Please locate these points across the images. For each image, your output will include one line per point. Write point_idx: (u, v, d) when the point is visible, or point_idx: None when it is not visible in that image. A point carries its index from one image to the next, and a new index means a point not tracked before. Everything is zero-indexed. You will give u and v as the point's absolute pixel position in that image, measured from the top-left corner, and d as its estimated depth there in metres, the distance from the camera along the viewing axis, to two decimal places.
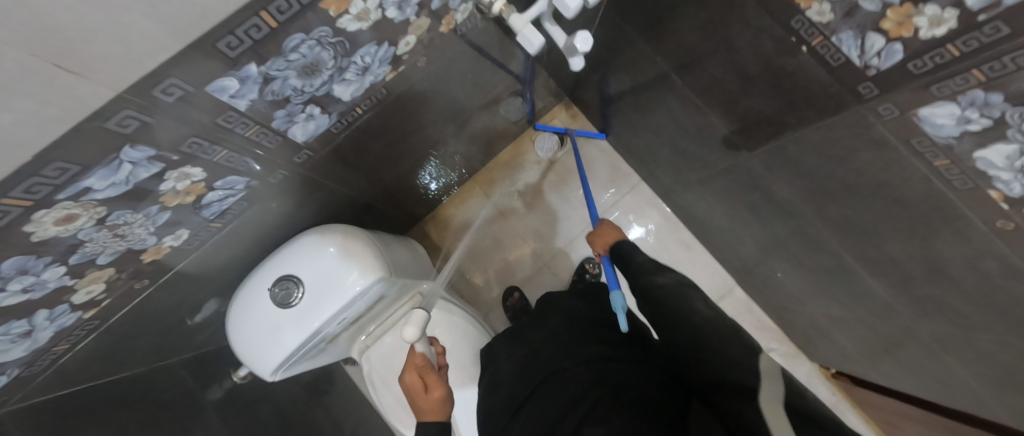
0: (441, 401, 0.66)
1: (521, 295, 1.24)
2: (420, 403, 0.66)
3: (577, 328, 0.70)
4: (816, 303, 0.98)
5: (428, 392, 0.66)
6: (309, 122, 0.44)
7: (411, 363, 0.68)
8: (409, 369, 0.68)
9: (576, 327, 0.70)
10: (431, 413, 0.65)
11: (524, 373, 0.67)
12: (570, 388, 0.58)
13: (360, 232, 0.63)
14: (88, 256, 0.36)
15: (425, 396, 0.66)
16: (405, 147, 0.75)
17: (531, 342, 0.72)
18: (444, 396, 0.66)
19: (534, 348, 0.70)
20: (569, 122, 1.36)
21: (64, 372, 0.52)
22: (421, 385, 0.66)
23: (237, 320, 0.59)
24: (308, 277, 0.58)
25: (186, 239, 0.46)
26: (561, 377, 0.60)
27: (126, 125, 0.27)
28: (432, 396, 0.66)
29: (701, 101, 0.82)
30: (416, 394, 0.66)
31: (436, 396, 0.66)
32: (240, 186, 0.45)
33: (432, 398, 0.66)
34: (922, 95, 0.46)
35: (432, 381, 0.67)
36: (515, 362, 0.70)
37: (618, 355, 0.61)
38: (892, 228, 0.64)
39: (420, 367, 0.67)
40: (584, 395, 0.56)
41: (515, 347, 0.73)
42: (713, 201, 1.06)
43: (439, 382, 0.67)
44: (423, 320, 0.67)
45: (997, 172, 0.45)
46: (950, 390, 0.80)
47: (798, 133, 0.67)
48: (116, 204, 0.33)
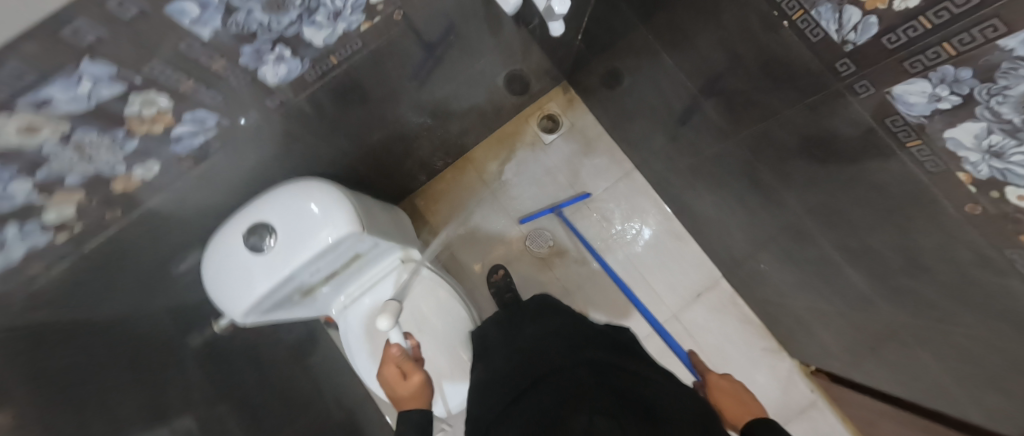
0: (419, 385, 0.68)
1: (505, 272, 1.25)
2: (399, 391, 0.68)
3: (574, 335, 0.75)
4: (799, 295, 0.97)
5: (406, 379, 0.69)
6: (280, 64, 0.45)
7: (388, 356, 0.73)
8: (388, 362, 0.72)
9: (572, 334, 0.76)
10: (411, 400, 0.67)
11: (521, 370, 0.70)
12: (567, 379, 0.61)
13: (337, 188, 0.65)
14: (56, 174, 0.37)
15: (404, 383, 0.68)
16: (390, 110, 0.75)
17: (527, 343, 0.76)
18: (422, 381, 0.69)
19: (529, 349, 0.74)
20: (567, 105, 1.36)
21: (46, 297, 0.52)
22: (398, 373, 0.70)
23: (212, 263, 0.60)
24: (282, 226, 0.59)
25: (157, 172, 0.47)
26: (561, 375, 0.63)
27: (82, 37, 0.28)
28: (409, 381, 0.68)
29: (691, 83, 0.82)
30: (395, 382, 0.69)
31: (414, 380, 0.68)
32: (209, 122, 0.45)
33: (410, 384, 0.68)
34: (895, 72, 0.46)
35: (408, 368, 0.70)
36: (512, 359, 0.74)
37: (617, 365, 0.66)
38: (869, 214, 0.63)
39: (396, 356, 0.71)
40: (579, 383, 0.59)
41: (511, 346, 0.78)
42: (702, 189, 1.06)
43: (416, 368, 0.71)
44: (396, 310, 0.71)
45: (965, 153, 0.44)
46: (927, 389, 0.79)
47: (781, 115, 0.66)
48: (79, 121, 0.34)
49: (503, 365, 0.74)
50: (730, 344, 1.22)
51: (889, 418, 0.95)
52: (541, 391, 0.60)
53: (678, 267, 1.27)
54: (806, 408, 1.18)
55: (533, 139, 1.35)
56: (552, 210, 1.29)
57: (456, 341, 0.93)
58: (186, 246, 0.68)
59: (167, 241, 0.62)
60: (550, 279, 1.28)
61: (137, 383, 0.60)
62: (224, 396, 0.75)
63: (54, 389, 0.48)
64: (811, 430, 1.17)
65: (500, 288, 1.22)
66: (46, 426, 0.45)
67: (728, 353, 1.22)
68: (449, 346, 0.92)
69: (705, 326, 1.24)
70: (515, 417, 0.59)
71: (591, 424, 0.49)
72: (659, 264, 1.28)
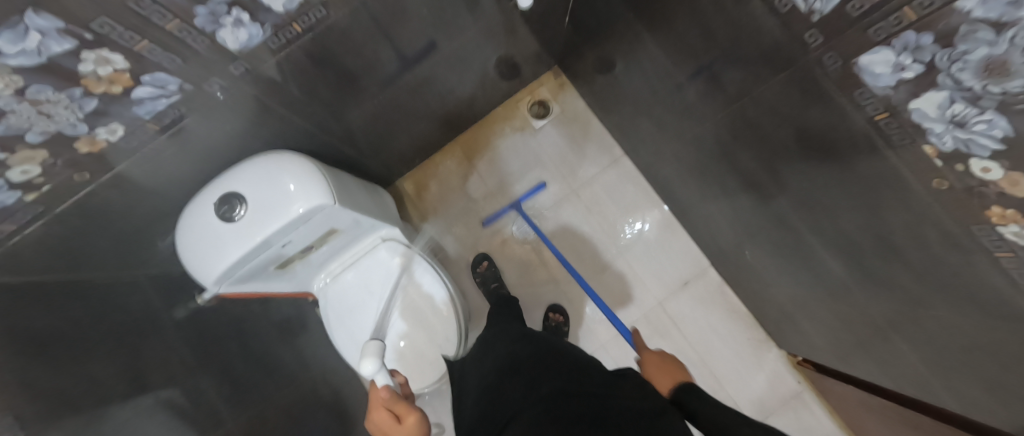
0: (416, 426, 0.65)
1: (490, 263, 1.25)
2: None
3: (536, 350, 0.69)
4: (782, 283, 0.96)
5: (401, 421, 0.66)
6: (239, 28, 0.45)
7: (376, 399, 0.68)
8: (377, 406, 0.68)
9: (535, 349, 0.69)
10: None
11: (486, 401, 0.62)
12: (540, 391, 0.56)
13: (310, 162, 0.66)
14: (16, 130, 0.38)
15: (400, 426, 0.65)
16: (365, 87, 0.76)
17: (491, 366, 0.69)
18: (418, 420, 0.66)
19: (492, 373, 0.67)
20: (557, 90, 1.35)
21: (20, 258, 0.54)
22: (392, 417, 0.66)
23: (183, 231, 0.61)
24: (252, 196, 0.61)
25: (122, 134, 0.48)
26: (522, 404, 0.56)
27: None
28: (406, 424, 0.65)
29: (671, 63, 0.80)
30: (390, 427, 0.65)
31: (411, 421, 0.65)
32: (171, 86, 0.46)
33: (407, 426, 0.65)
34: (860, 42, 0.44)
35: (402, 409, 0.67)
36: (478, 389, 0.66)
37: (582, 378, 0.60)
38: (841, 196, 0.62)
39: (386, 399, 0.67)
40: (552, 397, 0.54)
41: (478, 374, 0.70)
42: (687, 175, 1.05)
43: (409, 407, 0.67)
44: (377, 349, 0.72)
45: (930, 124, 0.42)
46: (905, 379, 0.78)
47: (755, 94, 0.65)
48: (33, 76, 0.35)
49: (471, 399, 0.66)
50: (716, 333, 1.22)
51: (871, 408, 0.93)
52: (514, 407, 0.56)
53: (665, 255, 1.26)
54: (791, 400, 1.17)
55: (522, 124, 1.34)
56: (510, 208, 1.29)
57: None
58: (159, 218, 0.69)
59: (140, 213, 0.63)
60: (536, 264, 1.28)
61: (117, 346, 0.62)
62: (205, 366, 0.77)
63: (29, 345, 0.50)
64: (796, 422, 1.15)
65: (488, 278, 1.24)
66: (16, 378, 0.47)
67: (712, 343, 1.21)
68: None
69: (691, 315, 1.23)
70: None
71: None
72: (646, 252, 1.27)
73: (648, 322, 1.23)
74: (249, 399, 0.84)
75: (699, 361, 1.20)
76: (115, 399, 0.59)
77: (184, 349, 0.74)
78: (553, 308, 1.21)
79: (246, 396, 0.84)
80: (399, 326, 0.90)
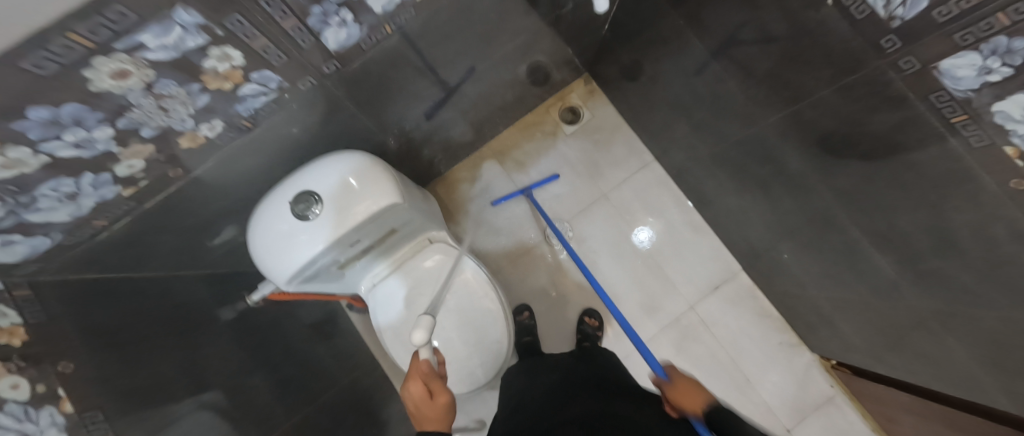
0: (446, 408, 0.60)
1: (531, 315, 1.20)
2: (421, 409, 0.60)
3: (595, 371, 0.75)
4: (820, 284, 0.96)
5: (432, 398, 0.61)
6: (342, 28, 0.47)
7: (415, 370, 0.63)
8: (414, 375, 0.63)
9: (593, 370, 0.76)
10: (432, 422, 0.59)
11: (532, 385, 0.74)
12: (568, 410, 0.60)
13: (377, 161, 0.67)
14: (134, 124, 0.40)
15: (430, 402, 0.61)
16: (422, 86, 0.77)
17: (550, 367, 0.79)
18: (448, 403, 0.61)
19: (546, 371, 0.78)
20: (587, 96, 1.37)
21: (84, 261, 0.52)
22: (426, 392, 0.61)
23: (258, 229, 0.62)
24: (326, 193, 0.61)
25: (220, 131, 0.49)
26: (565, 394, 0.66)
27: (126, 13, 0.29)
28: (435, 403, 0.60)
29: (721, 67, 0.82)
30: (421, 401, 0.60)
31: (442, 402, 0.61)
32: (272, 84, 0.48)
33: (436, 404, 0.60)
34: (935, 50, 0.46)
35: (437, 387, 0.62)
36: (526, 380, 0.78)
37: (621, 396, 0.64)
38: (902, 197, 0.62)
39: (426, 374, 0.62)
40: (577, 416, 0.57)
41: (535, 368, 0.81)
42: (724, 177, 1.07)
43: (445, 388, 0.62)
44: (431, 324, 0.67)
45: (1014, 126, 0.42)
46: (952, 382, 0.78)
47: (815, 97, 0.66)
48: (164, 70, 0.36)
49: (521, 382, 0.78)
50: (748, 337, 1.22)
51: (910, 412, 0.93)
52: (554, 397, 0.66)
53: (696, 258, 1.27)
54: (824, 404, 1.16)
55: (553, 129, 1.36)
56: (523, 193, 1.30)
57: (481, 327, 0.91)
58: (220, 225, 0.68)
59: (204, 212, 0.62)
60: (567, 268, 1.29)
61: (180, 346, 0.62)
62: (256, 366, 0.77)
63: (103, 342, 0.50)
64: (828, 427, 1.15)
65: (520, 330, 1.18)
66: (96, 375, 0.48)
67: (745, 346, 1.21)
68: (469, 334, 0.90)
69: (722, 318, 1.24)
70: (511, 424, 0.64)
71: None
72: (676, 253, 1.28)
73: (679, 327, 1.24)
74: (300, 400, 0.83)
75: (731, 364, 1.20)
76: (181, 395, 0.58)
77: (236, 349, 0.73)
78: (588, 312, 1.22)
79: (294, 397, 0.82)
80: (444, 327, 0.89)
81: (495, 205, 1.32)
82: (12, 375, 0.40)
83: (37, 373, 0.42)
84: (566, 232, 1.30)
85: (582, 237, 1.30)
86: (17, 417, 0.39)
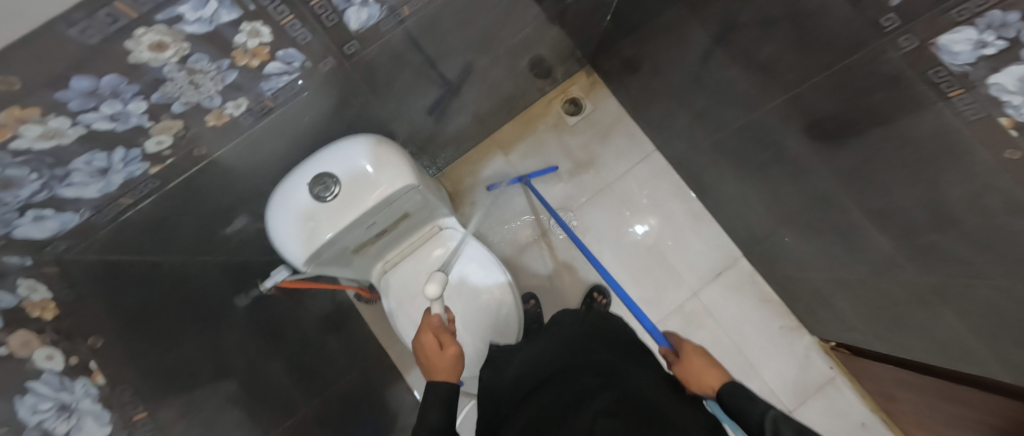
0: (456, 359, 0.60)
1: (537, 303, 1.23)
2: (432, 359, 0.61)
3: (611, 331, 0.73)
4: (819, 266, 0.99)
5: (443, 349, 0.62)
6: (364, 8, 0.48)
7: (428, 325, 0.67)
8: (426, 330, 0.65)
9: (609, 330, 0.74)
10: (443, 372, 0.58)
11: (537, 336, 0.76)
12: (588, 377, 0.54)
13: (392, 145, 0.68)
14: (167, 99, 0.41)
15: (439, 353, 0.61)
16: (433, 73, 0.78)
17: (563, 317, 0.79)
18: (458, 355, 0.61)
19: (558, 320, 0.78)
20: (589, 89, 1.39)
21: (110, 242, 0.53)
22: (436, 343, 0.63)
23: (277, 212, 0.63)
24: (344, 175, 0.62)
25: (244, 110, 0.50)
26: (568, 347, 0.66)
27: None
28: (445, 352, 0.61)
29: (724, 54, 0.84)
30: (431, 351, 0.61)
31: (451, 352, 0.61)
32: (296, 63, 0.49)
33: (445, 355, 0.61)
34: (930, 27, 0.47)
35: (447, 340, 0.63)
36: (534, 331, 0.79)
37: (625, 360, 0.62)
38: (899, 173, 0.65)
39: (436, 327, 0.66)
40: (597, 386, 0.52)
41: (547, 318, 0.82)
42: (725, 164, 1.09)
43: (454, 341, 0.63)
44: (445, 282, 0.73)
45: (1008, 97, 0.43)
46: (949, 356, 0.80)
47: (816, 80, 0.68)
48: (197, 43, 0.37)
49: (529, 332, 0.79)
50: (749, 321, 1.24)
51: (908, 387, 0.96)
52: (556, 350, 0.66)
53: (699, 246, 1.29)
54: (823, 385, 1.19)
55: (556, 120, 1.38)
56: (519, 180, 1.32)
57: (492, 315, 0.91)
58: (234, 212, 0.69)
59: (222, 197, 0.62)
60: (572, 256, 1.30)
61: (199, 330, 0.62)
62: (274, 351, 0.77)
63: (133, 324, 0.52)
64: (829, 406, 1.18)
65: (529, 318, 1.19)
66: (125, 354, 0.49)
67: (747, 330, 1.24)
68: (480, 321, 0.91)
69: (724, 303, 1.26)
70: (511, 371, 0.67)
71: (541, 397, 0.54)
72: (678, 241, 1.30)
73: (682, 314, 1.26)
74: (316, 385, 0.84)
75: (734, 349, 1.23)
76: (207, 382, 0.59)
77: (253, 333, 0.74)
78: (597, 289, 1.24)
79: (311, 383, 0.82)
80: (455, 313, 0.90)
81: (490, 189, 1.34)
82: (46, 346, 0.41)
83: (68, 345, 0.44)
84: (569, 222, 1.32)
85: (586, 227, 1.32)
86: (54, 386, 0.40)
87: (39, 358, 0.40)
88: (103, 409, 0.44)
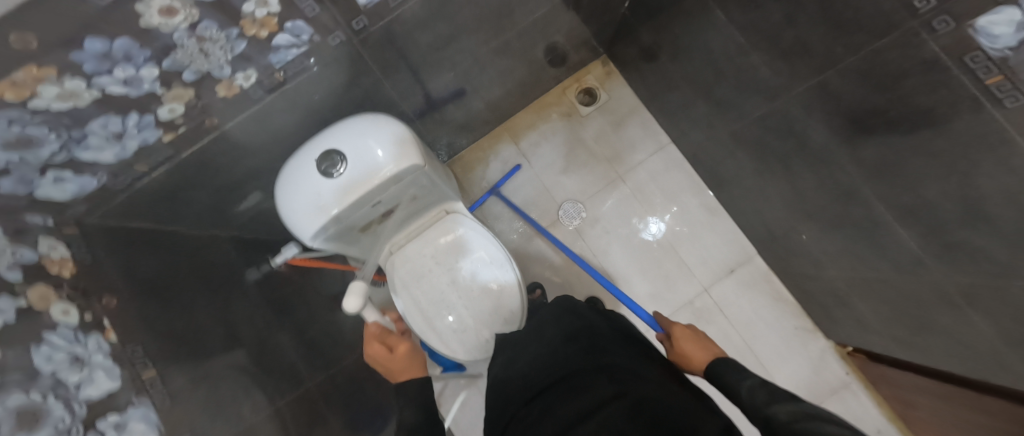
0: (408, 354, 0.68)
1: (542, 293, 1.20)
2: (390, 365, 0.67)
3: (616, 331, 0.73)
4: (839, 264, 0.95)
5: (393, 351, 0.68)
6: None
7: (368, 335, 0.71)
8: (367, 340, 0.70)
9: (615, 330, 0.73)
10: (403, 371, 0.67)
11: (542, 329, 0.76)
12: (598, 382, 0.53)
13: (399, 124, 0.67)
14: (178, 66, 0.42)
15: (392, 356, 0.67)
16: (447, 55, 0.78)
17: (570, 309, 0.79)
18: (408, 349, 0.69)
19: (564, 313, 0.78)
20: (604, 78, 1.37)
21: (134, 205, 0.55)
22: (383, 348, 0.68)
23: (286, 185, 0.64)
24: (351, 153, 0.62)
25: (254, 82, 0.52)
26: (577, 345, 0.66)
27: None
28: (398, 353, 0.68)
29: (745, 40, 0.81)
30: (382, 357, 0.67)
31: (402, 350, 0.68)
32: (303, 36, 0.50)
33: (398, 355, 0.68)
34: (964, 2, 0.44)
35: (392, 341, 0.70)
36: (540, 324, 0.78)
37: (632, 358, 0.61)
38: (926, 165, 0.61)
39: (376, 334, 0.71)
40: (607, 392, 0.50)
41: (554, 309, 0.82)
42: (742, 156, 1.06)
43: (400, 339, 0.70)
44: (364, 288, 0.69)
45: None
46: (973, 362, 0.76)
47: (843, 65, 0.65)
48: (206, 10, 0.38)
49: (536, 323, 0.80)
50: (762, 320, 1.21)
51: (928, 395, 0.91)
52: (563, 348, 0.66)
53: (712, 242, 1.26)
54: (838, 389, 1.15)
55: (569, 110, 1.36)
56: (491, 192, 1.30)
57: (496, 302, 0.91)
58: (248, 186, 0.71)
59: (234, 171, 0.64)
60: (580, 247, 1.29)
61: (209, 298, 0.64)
62: (283, 324, 0.79)
63: (144, 287, 0.54)
64: (842, 412, 1.14)
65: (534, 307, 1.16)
66: (139, 316, 0.52)
67: (759, 329, 1.21)
68: (484, 307, 0.91)
69: (735, 301, 1.23)
70: (520, 370, 0.67)
71: (552, 405, 0.54)
72: (690, 237, 1.27)
73: (690, 309, 1.23)
74: (324, 360, 0.85)
75: (745, 349, 1.20)
76: (216, 349, 0.61)
77: (263, 305, 0.76)
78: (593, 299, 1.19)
79: (319, 356, 0.84)
80: (461, 299, 0.91)
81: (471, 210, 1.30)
82: (62, 302, 0.44)
83: (84, 303, 0.47)
84: (579, 213, 1.31)
85: (597, 219, 1.30)
86: (69, 339, 0.42)
87: (57, 312, 0.43)
88: (114, 365, 0.46)
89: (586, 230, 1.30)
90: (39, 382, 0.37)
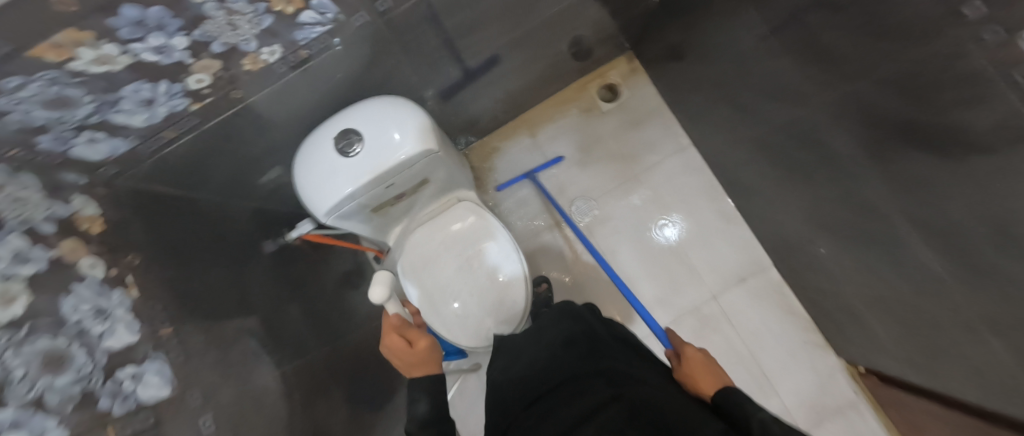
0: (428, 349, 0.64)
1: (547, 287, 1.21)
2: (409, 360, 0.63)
3: (616, 335, 0.73)
4: (855, 280, 0.92)
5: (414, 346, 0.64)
6: None
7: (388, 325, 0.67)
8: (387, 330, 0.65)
9: (615, 333, 0.73)
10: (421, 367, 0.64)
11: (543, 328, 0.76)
12: (597, 386, 0.53)
13: (416, 108, 0.68)
14: (207, 37, 0.44)
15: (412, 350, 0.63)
16: (469, 42, 0.78)
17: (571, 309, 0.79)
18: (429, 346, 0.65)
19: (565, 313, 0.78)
20: (628, 75, 1.34)
21: (165, 170, 0.57)
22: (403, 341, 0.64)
23: (304, 161, 0.66)
24: (368, 133, 0.64)
25: (279, 58, 0.53)
26: (577, 347, 0.66)
27: None
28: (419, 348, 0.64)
29: (776, 42, 0.79)
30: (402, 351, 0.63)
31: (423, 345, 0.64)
32: (328, 14, 0.51)
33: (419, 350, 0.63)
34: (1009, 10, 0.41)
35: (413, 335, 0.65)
36: (541, 322, 0.79)
37: (630, 361, 0.61)
38: (954, 183, 0.58)
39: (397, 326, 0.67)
40: (604, 396, 0.50)
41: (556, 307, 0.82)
42: (764, 163, 1.03)
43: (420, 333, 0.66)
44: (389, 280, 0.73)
45: None
46: (988, 394, 0.72)
47: (877, 74, 0.62)
48: None
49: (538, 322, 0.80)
50: (770, 333, 1.18)
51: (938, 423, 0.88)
52: (563, 349, 0.66)
53: (726, 249, 1.24)
54: (845, 408, 1.12)
55: (589, 105, 1.35)
56: (525, 176, 1.31)
57: (500, 292, 0.91)
58: (270, 160, 0.73)
59: (257, 144, 0.66)
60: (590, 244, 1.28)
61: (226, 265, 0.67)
62: (295, 296, 0.82)
63: (163, 250, 0.56)
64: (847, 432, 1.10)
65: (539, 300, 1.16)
66: (161, 277, 0.54)
67: (766, 341, 1.18)
68: (489, 297, 0.91)
69: (745, 310, 1.20)
70: (520, 368, 0.68)
71: (554, 409, 0.54)
72: (703, 242, 1.25)
73: (697, 315, 1.21)
74: (331, 334, 0.88)
75: (750, 360, 1.17)
76: (231, 314, 0.63)
77: (276, 276, 0.79)
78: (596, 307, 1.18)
79: (326, 330, 0.86)
80: (466, 286, 0.92)
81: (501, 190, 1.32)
82: (93, 256, 0.47)
83: (110, 259, 0.49)
84: (591, 210, 1.30)
85: (609, 217, 1.29)
86: (94, 291, 0.45)
87: (85, 264, 0.46)
88: (134, 319, 0.49)
89: (597, 227, 1.28)
90: (65, 328, 0.40)
